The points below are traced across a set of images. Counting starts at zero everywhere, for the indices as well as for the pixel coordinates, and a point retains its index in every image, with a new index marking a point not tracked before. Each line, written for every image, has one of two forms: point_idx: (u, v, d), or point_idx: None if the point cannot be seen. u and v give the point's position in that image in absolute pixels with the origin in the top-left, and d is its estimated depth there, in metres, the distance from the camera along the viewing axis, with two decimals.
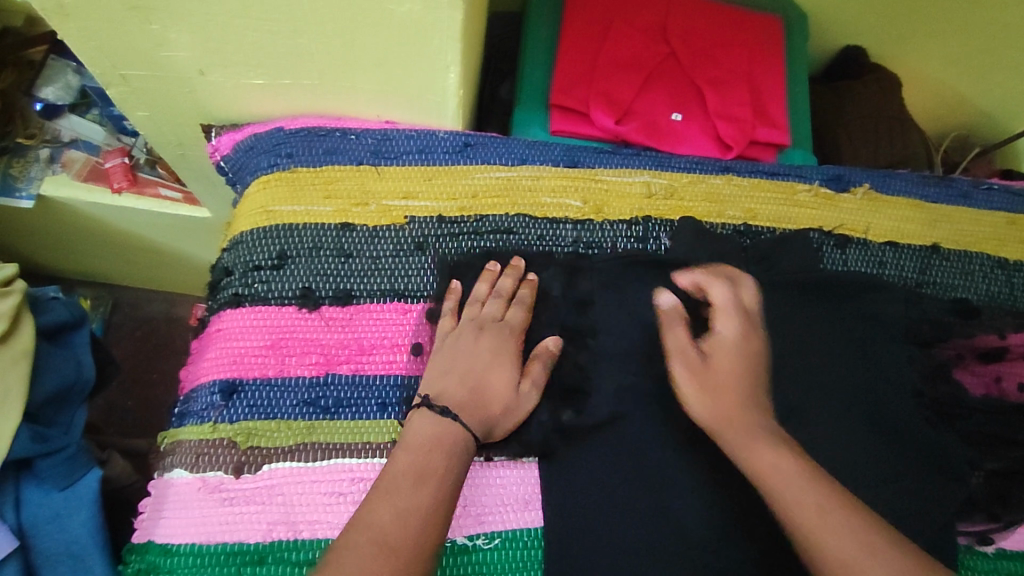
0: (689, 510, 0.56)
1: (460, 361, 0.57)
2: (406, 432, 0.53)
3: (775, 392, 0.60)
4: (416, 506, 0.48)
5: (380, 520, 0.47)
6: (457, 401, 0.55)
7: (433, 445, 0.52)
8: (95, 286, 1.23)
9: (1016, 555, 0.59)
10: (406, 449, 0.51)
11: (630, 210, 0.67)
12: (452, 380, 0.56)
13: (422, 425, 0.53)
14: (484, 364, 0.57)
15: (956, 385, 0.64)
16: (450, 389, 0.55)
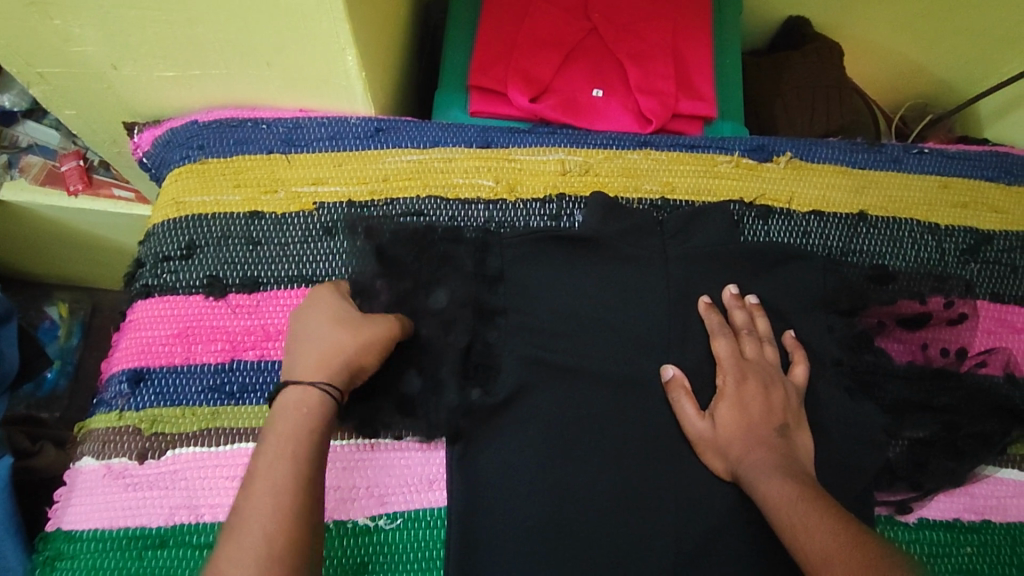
0: (596, 486, 0.56)
1: (311, 327, 0.54)
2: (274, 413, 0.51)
3: (687, 366, 0.60)
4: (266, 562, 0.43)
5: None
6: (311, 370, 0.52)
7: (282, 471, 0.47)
8: (74, 291, 1.18)
9: (938, 525, 0.57)
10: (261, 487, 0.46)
11: (544, 187, 0.67)
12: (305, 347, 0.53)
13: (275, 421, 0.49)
14: (327, 338, 0.53)
15: (880, 353, 0.62)
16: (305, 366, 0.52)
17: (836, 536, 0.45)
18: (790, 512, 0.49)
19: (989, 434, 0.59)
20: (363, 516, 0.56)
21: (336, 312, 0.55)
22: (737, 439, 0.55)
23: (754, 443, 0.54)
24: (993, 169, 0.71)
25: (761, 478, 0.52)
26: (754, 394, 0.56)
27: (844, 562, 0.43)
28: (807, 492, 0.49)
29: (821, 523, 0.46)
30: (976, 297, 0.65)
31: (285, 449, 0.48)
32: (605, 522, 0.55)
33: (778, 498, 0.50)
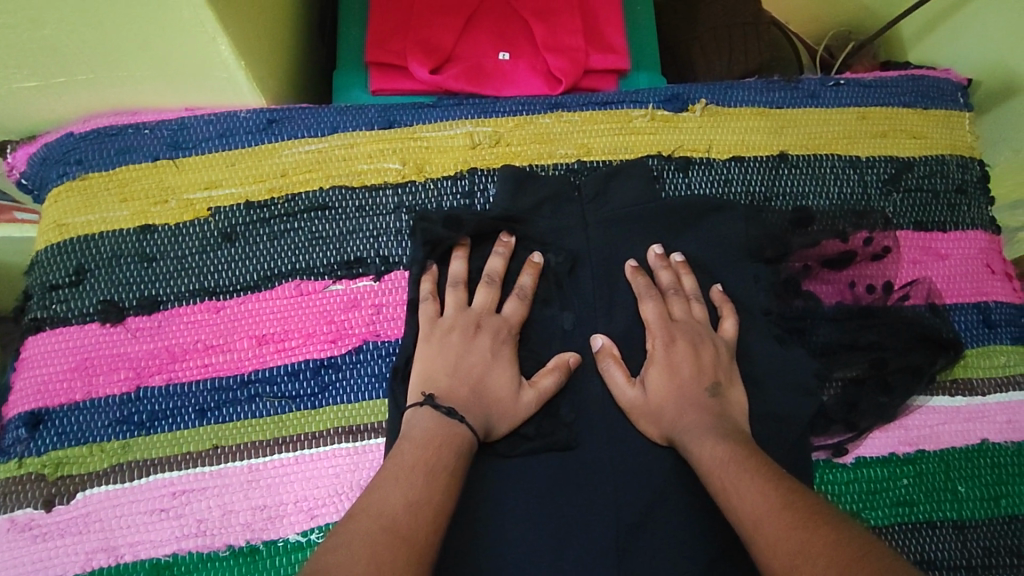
0: (533, 471, 0.55)
1: (474, 362, 0.53)
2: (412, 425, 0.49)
3: (617, 337, 0.58)
4: (422, 499, 0.43)
5: (387, 505, 0.43)
6: (457, 400, 0.51)
7: (425, 437, 0.48)
8: None
9: (874, 462, 0.58)
10: (409, 442, 0.48)
11: (454, 164, 0.63)
12: (433, 353, 0.53)
13: (417, 422, 0.49)
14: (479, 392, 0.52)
15: (809, 297, 0.61)
16: (445, 384, 0.52)
17: (767, 497, 0.44)
18: (723, 477, 0.48)
19: (918, 364, 0.59)
20: (293, 532, 0.52)
21: (494, 365, 0.54)
22: (671, 407, 0.53)
23: (686, 408, 0.53)
24: (912, 94, 0.69)
25: (694, 441, 0.51)
26: (683, 356, 0.55)
27: (774, 520, 0.43)
28: (742, 452, 0.49)
29: (753, 483, 0.46)
30: (896, 228, 0.64)
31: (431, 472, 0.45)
32: (545, 506, 0.54)
33: (710, 461, 0.49)
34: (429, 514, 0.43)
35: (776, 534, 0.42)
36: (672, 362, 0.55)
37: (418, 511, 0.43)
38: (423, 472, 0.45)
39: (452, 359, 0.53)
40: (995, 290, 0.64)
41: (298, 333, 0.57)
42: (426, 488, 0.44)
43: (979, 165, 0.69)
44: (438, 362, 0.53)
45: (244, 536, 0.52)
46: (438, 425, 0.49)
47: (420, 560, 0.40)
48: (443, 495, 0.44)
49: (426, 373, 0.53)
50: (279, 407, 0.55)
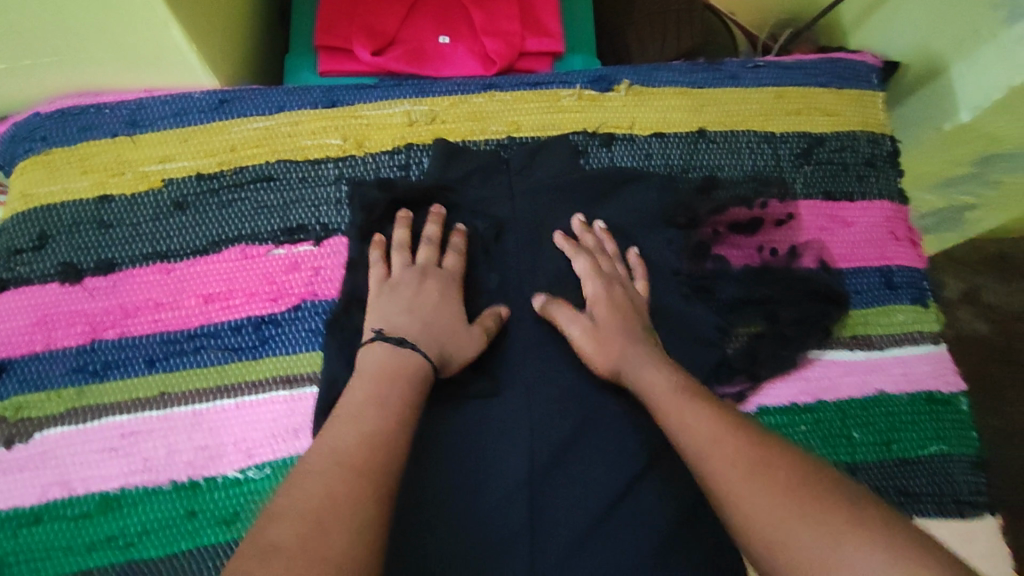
0: (454, 417, 0.59)
1: (421, 306, 0.57)
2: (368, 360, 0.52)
3: (537, 295, 0.63)
4: (376, 430, 0.46)
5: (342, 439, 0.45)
6: (408, 334, 0.54)
7: (386, 370, 0.51)
8: None
9: (774, 411, 0.62)
10: (363, 382, 0.50)
11: (392, 139, 0.68)
12: (382, 303, 0.56)
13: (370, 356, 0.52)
14: (428, 329, 0.55)
15: (718, 260, 0.65)
16: (396, 324, 0.55)
17: (706, 435, 0.46)
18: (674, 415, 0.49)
19: (818, 319, 0.64)
20: (232, 470, 0.57)
21: (440, 309, 0.57)
22: (610, 345, 0.56)
23: (622, 341, 0.56)
24: (828, 75, 0.73)
25: (641, 375, 0.53)
26: (617, 305, 0.59)
27: (712, 452, 0.45)
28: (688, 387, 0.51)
29: (699, 417, 0.48)
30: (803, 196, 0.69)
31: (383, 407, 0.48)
32: (463, 449, 0.58)
33: (655, 390, 0.51)
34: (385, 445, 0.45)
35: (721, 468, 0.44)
36: (607, 314, 0.58)
37: (369, 442, 0.45)
38: (377, 405, 0.48)
39: (401, 303, 0.56)
40: (898, 254, 0.69)
41: (242, 292, 0.62)
42: (381, 421, 0.47)
43: (888, 140, 0.72)
44: (387, 310, 0.56)
45: (186, 473, 0.57)
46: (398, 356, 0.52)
47: (370, 479, 0.43)
48: (398, 427, 0.47)
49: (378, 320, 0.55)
50: (222, 358, 0.60)
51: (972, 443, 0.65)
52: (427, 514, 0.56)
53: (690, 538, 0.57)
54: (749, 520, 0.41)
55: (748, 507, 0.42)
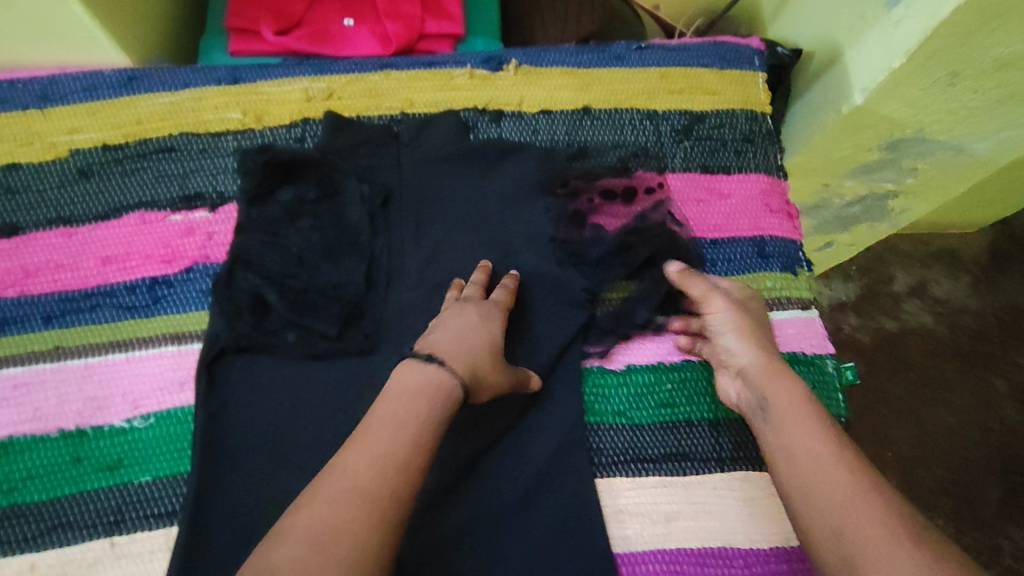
0: (333, 373, 0.63)
1: (471, 326, 0.58)
2: (406, 377, 0.53)
3: (419, 261, 0.67)
4: (390, 456, 0.48)
5: (357, 470, 0.47)
6: (446, 350, 0.55)
7: (418, 393, 0.52)
8: None
9: (642, 369, 0.66)
10: (410, 407, 0.51)
11: (290, 114, 0.71)
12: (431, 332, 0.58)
13: (403, 377, 0.53)
14: (463, 345, 0.56)
15: (594, 228, 0.69)
16: (444, 342, 0.56)
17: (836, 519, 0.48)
18: (780, 394, 0.57)
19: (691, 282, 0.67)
20: (118, 420, 0.61)
21: (471, 330, 0.58)
22: (748, 347, 0.60)
23: (777, 357, 0.61)
24: (711, 56, 0.77)
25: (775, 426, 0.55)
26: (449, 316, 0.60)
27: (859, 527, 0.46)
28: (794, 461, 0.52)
29: (803, 409, 0.55)
30: (677, 170, 0.73)
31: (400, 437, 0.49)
32: (340, 401, 0.62)
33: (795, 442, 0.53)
34: (407, 477, 0.48)
35: (820, 452, 0.52)
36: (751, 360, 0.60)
37: (383, 470, 0.47)
38: (403, 432, 0.49)
39: (456, 324, 0.58)
40: (771, 226, 0.72)
41: (138, 255, 0.66)
42: (393, 441, 0.49)
43: (768, 119, 0.76)
44: (442, 334, 0.57)
45: (74, 421, 0.60)
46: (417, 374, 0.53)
47: (395, 514, 0.46)
48: (420, 459, 0.49)
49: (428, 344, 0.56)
50: (115, 315, 0.64)
51: (837, 406, 0.68)
52: (301, 459, 0.60)
53: (549, 485, 0.61)
54: (827, 496, 0.49)
55: (839, 481, 0.49)
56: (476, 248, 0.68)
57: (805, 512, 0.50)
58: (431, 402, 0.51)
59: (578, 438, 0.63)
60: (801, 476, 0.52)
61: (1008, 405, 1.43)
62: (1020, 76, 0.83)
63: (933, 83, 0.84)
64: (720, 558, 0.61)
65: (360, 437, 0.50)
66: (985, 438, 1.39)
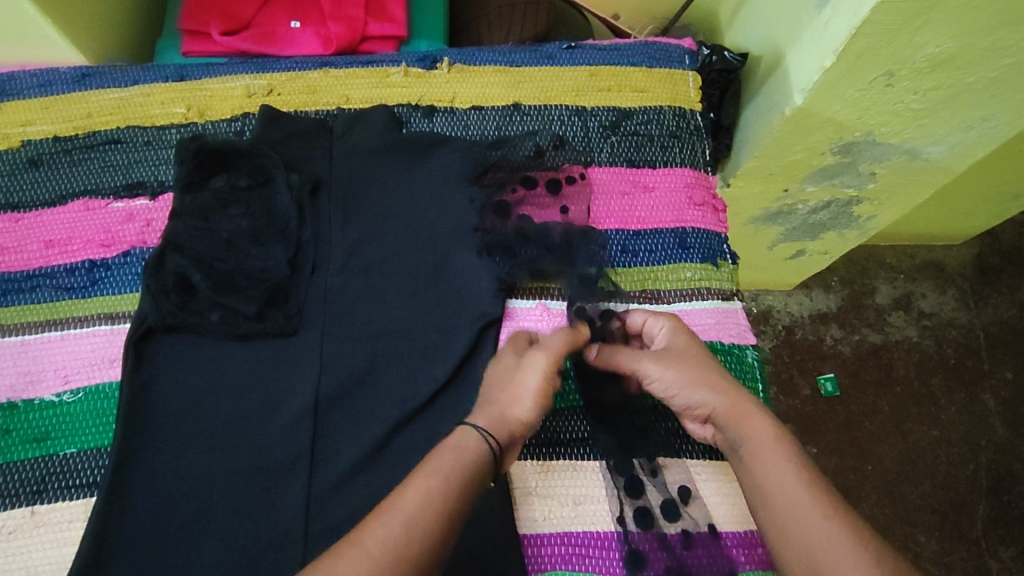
0: (254, 354, 0.65)
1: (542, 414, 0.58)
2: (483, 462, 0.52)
3: (345, 248, 0.69)
4: (444, 495, 0.49)
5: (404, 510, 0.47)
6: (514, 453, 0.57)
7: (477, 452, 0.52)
8: None
9: None
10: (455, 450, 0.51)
11: (231, 109, 0.75)
12: (537, 402, 0.57)
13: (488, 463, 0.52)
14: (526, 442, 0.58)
15: (518, 218, 0.71)
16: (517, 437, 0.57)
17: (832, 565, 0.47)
18: (751, 435, 0.54)
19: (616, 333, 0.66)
20: (48, 393, 0.63)
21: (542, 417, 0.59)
22: (702, 395, 0.57)
23: (733, 379, 0.59)
24: (640, 56, 0.79)
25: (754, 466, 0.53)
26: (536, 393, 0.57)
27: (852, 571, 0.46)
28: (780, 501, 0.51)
29: (779, 452, 0.53)
30: (600, 164, 0.75)
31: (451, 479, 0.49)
32: (259, 381, 0.64)
33: (775, 483, 0.52)
34: (436, 550, 0.47)
35: (795, 497, 0.50)
36: (715, 398, 0.57)
37: (431, 507, 0.48)
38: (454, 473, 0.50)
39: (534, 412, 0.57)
40: (694, 218, 0.73)
41: (79, 240, 0.69)
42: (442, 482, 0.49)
43: (696, 116, 0.78)
44: (498, 411, 0.55)
45: (7, 394, 0.63)
46: (483, 459, 0.52)
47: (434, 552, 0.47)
48: (447, 529, 0.48)
49: (484, 418, 0.54)
50: (53, 295, 0.67)
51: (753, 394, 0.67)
52: (218, 436, 0.62)
53: None
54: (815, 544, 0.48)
55: (820, 526, 0.48)
56: (401, 236, 0.70)
57: (784, 556, 0.50)
58: (466, 471, 0.51)
59: None
60: (781, 521, 0.50)
61: (997, 420, 1.50)
62: (959, 76, 0.83)
63: (871, 83, 0.84)
64: (626, 541, 0.62)
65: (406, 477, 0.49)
66: (971, 452, 1.48)
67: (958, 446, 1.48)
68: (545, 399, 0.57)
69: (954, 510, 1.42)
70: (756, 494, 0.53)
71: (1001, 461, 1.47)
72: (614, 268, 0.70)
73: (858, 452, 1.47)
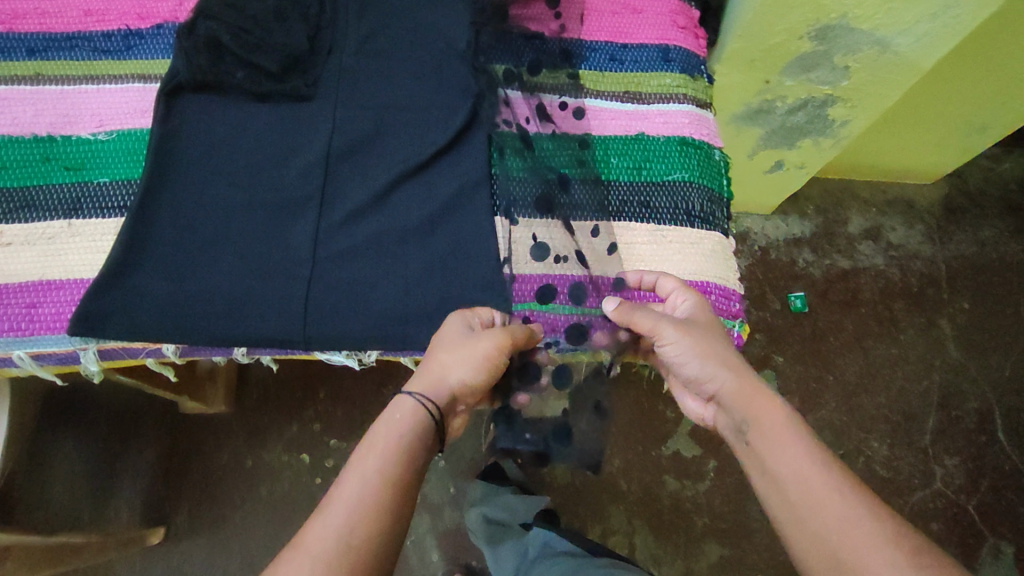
0: (268, 118, 0.71)
1: (482, 388, 0.64)
2: (406, 420, 0.57)
3: (358, 38, 0.75)
4: (385, 473, 0.53)
5: (348, 504, 0.51)
6: (453, 417, 0.64)
7: (413, 428, 0.57)
8: None
9: (538, 139, 0.75)
10: (395, 425, 0.57)
11: None
12: (479, 367, 0.62)
13: (410, 420, 0.58)
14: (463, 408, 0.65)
15: (516, 25, 0.78)
16: (454, 406, 0.63)
17: (847, 533, 0.50)
18: (761, 407, 0.59)
19: (589, 140, 0.75)
20: (84, 133, 0.70)
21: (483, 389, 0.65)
22: (718, 369, 0.61)
23: (740, 359, 0.63)
24: None
25: (766, 444, 0.57)
26: (476, 373, 0.62)
27: (853, 538, 0.50)
28: (796, 472, 0.54)
29: (789, 431, 0.57)
30: None
31: (390, 457, 0.54)
32: (272, 138, 0.71)
33: (787, 463, 0.55)
34: (387, 510, 0.52)
35: (807, 470, 0.54)
36: (724, 373, 0.61)
37: (372, 483, 0.52)
38: (398, 459, 0.55)
39: (476, 389, 0.63)
40: (677, 37, 0.80)
41: (115, 12, 0.76)
42: (382, 467, 0.53)
43: None
44: (439, 376, 0.61)
45: (47, 129, 0.70)
46: (422, 425, 0.58)
47: (382, 523, 0.51)
48: (394, 499, 0.52)
49: (425, 388, 0.60)
50: (91, 54, 0.74)
51: (716, 183, 0.75)
52: (233, 181, 0.69)
53: (452, 223, 0.69)
54: (832, 531, 0.51)
55: (837, 510, 0.51)
56: (407, 31, 0.76)
57: (796, 542, 0.53)
58: (406, 442, 0.56)
59: (477, 184, 0.70)
60: (800, 503, 0.53)
61: (950, 342, 1.58)
62: None
63: None
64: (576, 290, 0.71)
65: (345, 466, 0.54)
66: (926, 369, 1.55)
67: (917, 362, 1.56)
68: (489, 370, 0.63)
69: (906, 421, 1.50)
70: (768, 468, 0.56)
71: (953, 379, 1.55)
72: (601, 72, 0.78)
73: (823, 363, 1.55)
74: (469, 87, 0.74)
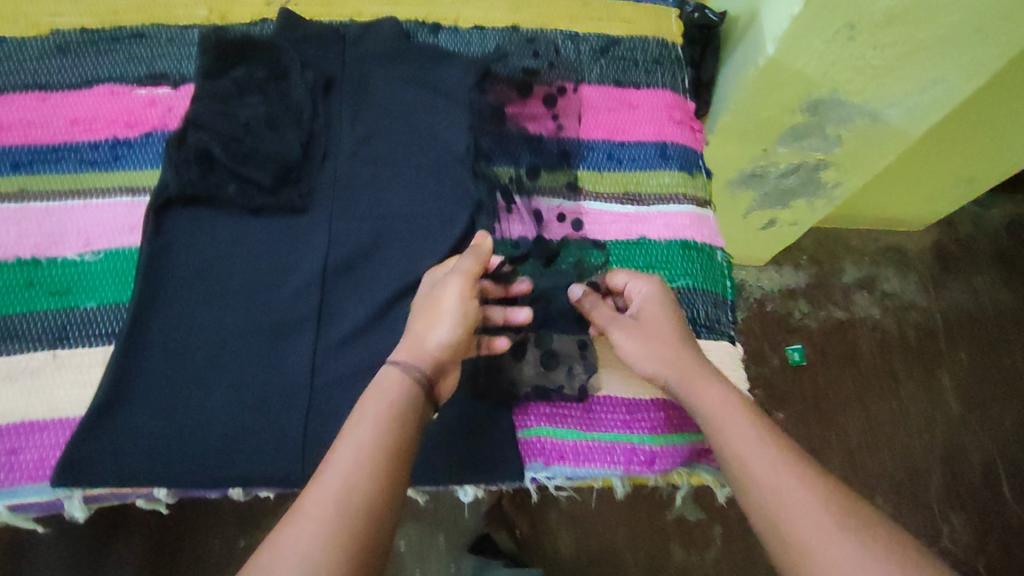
0: (262, 233, 0.70)
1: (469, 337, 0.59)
2: (389, 386, 0.53)
3: (353, 144, 0.74)
4: (378, 444, 0.48)
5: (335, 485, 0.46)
6: (444, 378, 0.58)
7: (402, 392, 0.53)
8: None
9: (543, 245, 0.73)
10: (382, 388, 0.52)
11: (251, 15, 0.81)
12: (457, 324, 0.58)
13: (395, 387, 0.53)
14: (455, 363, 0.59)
15: (513, 127, 0.77)
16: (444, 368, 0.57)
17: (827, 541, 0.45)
18: (711, 394, 0.56)
19: (591, 245, 0.74)
20: (70, 253, 0.68)
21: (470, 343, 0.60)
22: (656, 349, 0.60)
23: (699, 356, 0.60)
24: None
25: (721, 435, 0.53)
26: (452, 305, 0.58)
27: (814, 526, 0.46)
28: (759, 449, 0.51)
29: (752, 426, 0.53)
30: (587, 83, 0.81)
31: (380, 429, 0.49)
32: (266, 254, 0.69)
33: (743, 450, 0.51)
34: (381, 521, 0.45)
35: (765, 466, 0.50)
36: (667, 354, 0.59)
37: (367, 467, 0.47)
38: (390, 437, 0.49)
39: (462, 340, 0.58)
40: (674, 132, 0.80)
41: (103, 120, 0.74)
42: (373, 436, 0.49)
43: (675, 48, 0.86)
44: (419, 344, 0.56)
45: (31, 251, 0.67)
46: (411, 391, 0.53)
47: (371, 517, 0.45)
48: (388, 484, 0.47)
49: (406, 357, 0.55)
50: (78, 167, 0.72)
51: (720, 287, 0.74)
52: (225, 302, 0.66)
53: None
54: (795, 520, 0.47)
55: (796, 490, 0.48)
56: (403, 135, 0.75)
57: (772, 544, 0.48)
58: (397, 410, 0.51)
59: None
60: (766, 486, 0.49)
61: (952, 398, 1.48)
62: None
63: None
64: (585, 416, 0.68)
65: (334, 441, 0.49)
66: (927, 424, 1.45)
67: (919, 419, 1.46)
68: (466, 322, 0.58)
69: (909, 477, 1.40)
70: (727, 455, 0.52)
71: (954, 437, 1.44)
72: (600, 171, 0.77)
73: (826, 421, 1.44)
74: (468, 195, 0.72)
